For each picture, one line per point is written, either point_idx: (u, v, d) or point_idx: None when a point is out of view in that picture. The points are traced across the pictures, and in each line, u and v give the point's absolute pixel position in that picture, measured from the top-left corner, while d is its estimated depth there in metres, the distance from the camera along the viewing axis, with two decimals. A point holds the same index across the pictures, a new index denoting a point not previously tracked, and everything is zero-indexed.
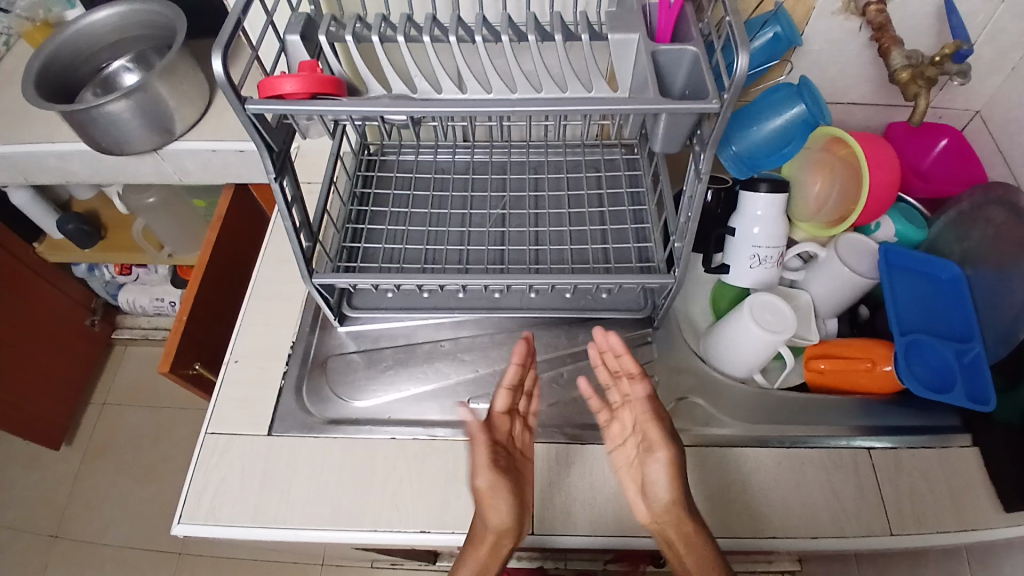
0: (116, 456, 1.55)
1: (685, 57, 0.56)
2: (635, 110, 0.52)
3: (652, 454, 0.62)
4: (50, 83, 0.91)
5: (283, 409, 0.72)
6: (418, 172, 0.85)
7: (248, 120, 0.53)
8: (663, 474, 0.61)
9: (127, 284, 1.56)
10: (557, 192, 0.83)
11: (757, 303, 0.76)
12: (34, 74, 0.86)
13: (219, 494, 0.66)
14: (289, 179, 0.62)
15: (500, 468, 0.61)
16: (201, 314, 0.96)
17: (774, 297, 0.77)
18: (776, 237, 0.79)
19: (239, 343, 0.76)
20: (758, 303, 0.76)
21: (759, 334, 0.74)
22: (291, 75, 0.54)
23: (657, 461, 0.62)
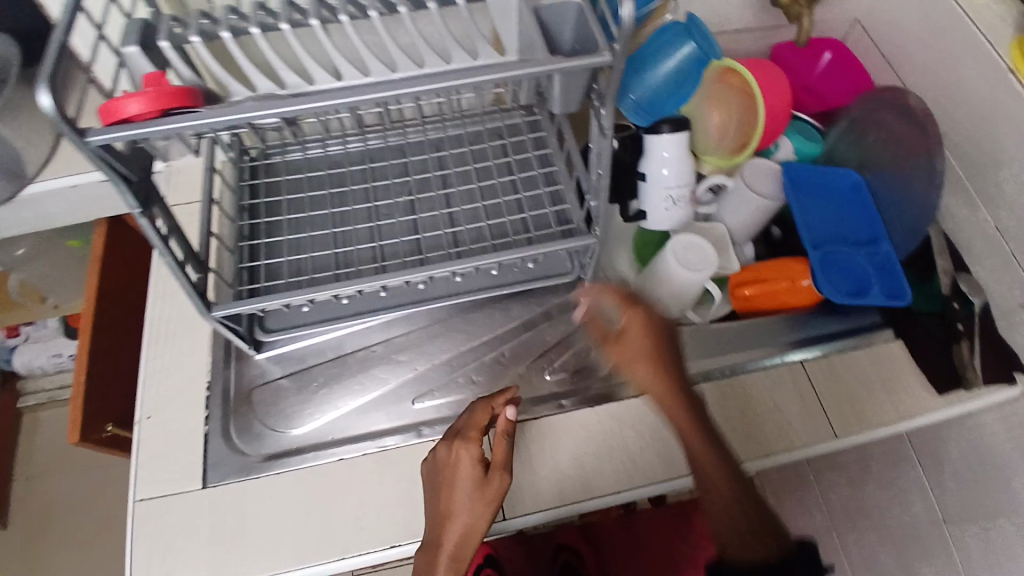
0: (53, 530, 1.44)
1: (567, 10, 0.53)
2: (526, 75, 0.49)
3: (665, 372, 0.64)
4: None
5: (215, 456, 0.66)
6: (311, 170, 0.79)
7: (96, 156, 0.47)
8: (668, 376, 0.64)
9: (18, 346, 1.40)
10: (464, 167, 0.80)
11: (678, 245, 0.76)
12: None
13: (164, 563, 0.61)
14: (163, 211, 0.55)
15: (509, 474, 0.59)
16: (102, 368, 0.88)
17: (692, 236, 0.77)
18: (684, 175, 0.78)
19: (151, 395, 0.69)
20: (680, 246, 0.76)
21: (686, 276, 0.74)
22: (133, 94, 0.48)
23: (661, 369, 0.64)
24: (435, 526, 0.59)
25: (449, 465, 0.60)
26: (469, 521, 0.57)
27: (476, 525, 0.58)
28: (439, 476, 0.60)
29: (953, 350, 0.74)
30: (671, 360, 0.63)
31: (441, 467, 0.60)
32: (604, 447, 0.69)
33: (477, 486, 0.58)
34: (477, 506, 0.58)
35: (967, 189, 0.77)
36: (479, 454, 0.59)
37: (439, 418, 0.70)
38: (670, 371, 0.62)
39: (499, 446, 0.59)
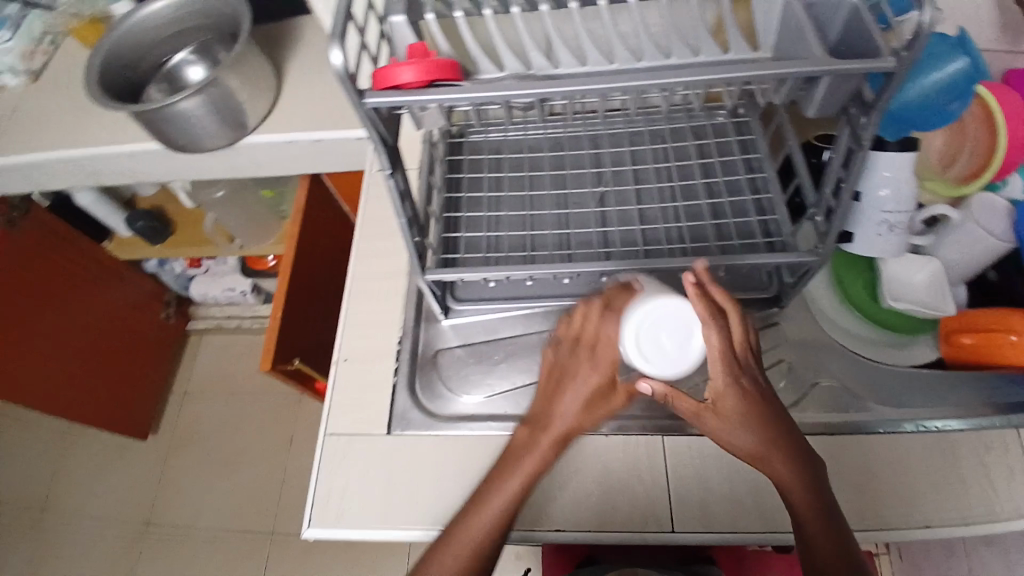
0: (199, 446, 1.60)
1: (843, 8, 0.49)
2: (795, 74, 0.46)
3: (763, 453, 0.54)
4: (112, 82, 0.89)
5: (400, 409, 0.70)
6: (507, 151, 0.80)
7: (366, 115, 0.50)
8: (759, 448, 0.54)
9: (197, 276, 1.56)
10: (661, 165, 0.78)
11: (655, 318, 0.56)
12: (93, 75, 0.84)
13: (346, 497, 0.67)
14: None
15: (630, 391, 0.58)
16: (295, 308, 0.94)
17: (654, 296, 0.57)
18: (907, 199, 0.70)
19: (347, 341, 0.74)
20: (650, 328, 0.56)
21: (671, 366, 0.56)
22: (409, 64, 0.50)
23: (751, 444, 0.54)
24: (536, 414, 0.58)
25: (573, 372, 0.58)
26: (578, 423, 0.57)
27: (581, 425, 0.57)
28: (556, 379, 0.58)
29: None
30: (757, 432, 0.53)
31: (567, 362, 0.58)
32: None
33: (601, 393, 0.57)
34: (590, 413, 0.57)
35: None
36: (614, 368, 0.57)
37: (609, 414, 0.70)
38: (758, 442, 0.54)
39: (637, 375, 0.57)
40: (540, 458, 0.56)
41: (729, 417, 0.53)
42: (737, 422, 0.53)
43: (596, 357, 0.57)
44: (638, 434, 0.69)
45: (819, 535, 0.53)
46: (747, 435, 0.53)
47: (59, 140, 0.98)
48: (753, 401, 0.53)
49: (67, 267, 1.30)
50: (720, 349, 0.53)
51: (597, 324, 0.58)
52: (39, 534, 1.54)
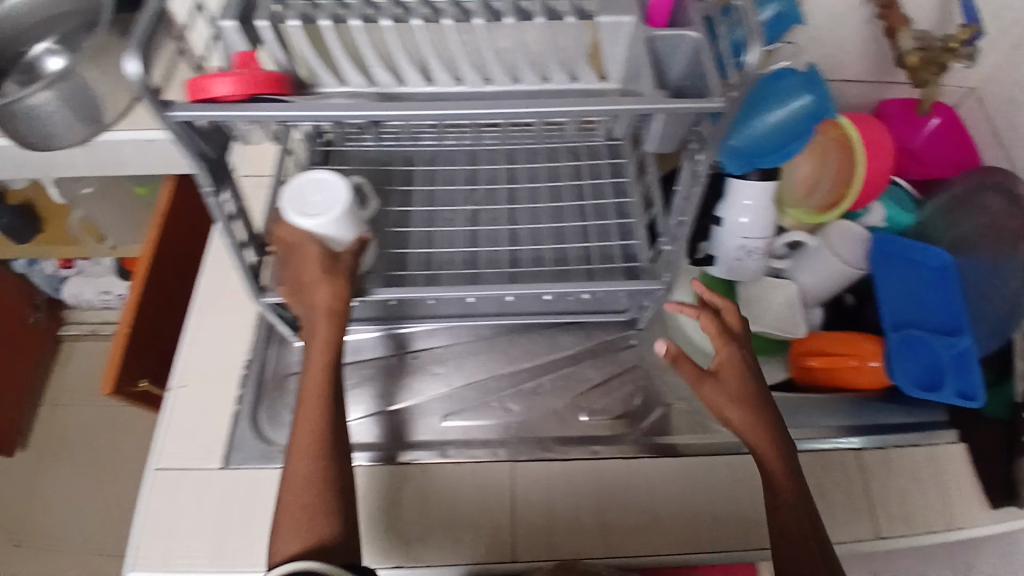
0: (67, 458, 1.48)
1: (684, 43, 0.49)
2: (626, 110, 0.47)
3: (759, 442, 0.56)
4: None
5: (240, 440, 0.68)
6: (380, 163, 0.78)
7: (176, 129, 0.46)
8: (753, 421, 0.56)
9: (70, 278, 1.43)
10: (534, 185, 0.77)
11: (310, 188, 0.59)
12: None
13: (173, 533, 0.63)
14: (230, 189, 0.55)
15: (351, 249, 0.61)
16: (147, 324, 0.88)
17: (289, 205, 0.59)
18: (764, 226, 0.74)
19: (183, 366, 0.71)
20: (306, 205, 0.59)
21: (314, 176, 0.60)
22: (226, 76, 0.46)
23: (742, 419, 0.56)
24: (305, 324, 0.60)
25: (298, 266, 0.59)
26: (333, 294, 0.58)
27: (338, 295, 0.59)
28: (294, 279, 0.60)
29: (1018, 465, 0.68)
30: (757, 411, 0.57)
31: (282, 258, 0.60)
32: (633, 503, 0.66)
33: (329, 266, 0.59)
34: (334, 283, 0.59)
35: None
36: (322, 242, 0.59)
37: (465, 439, 0.69)
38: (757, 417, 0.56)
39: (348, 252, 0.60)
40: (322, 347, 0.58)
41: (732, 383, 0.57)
42: (732, 391, 0.57)
43: (299, 249, 0.59)
44: (495, 459, 0.68)
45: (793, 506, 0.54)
46: (743, 407, 0.56)
47: None
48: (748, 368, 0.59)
49: None
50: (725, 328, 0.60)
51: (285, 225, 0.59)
52: None
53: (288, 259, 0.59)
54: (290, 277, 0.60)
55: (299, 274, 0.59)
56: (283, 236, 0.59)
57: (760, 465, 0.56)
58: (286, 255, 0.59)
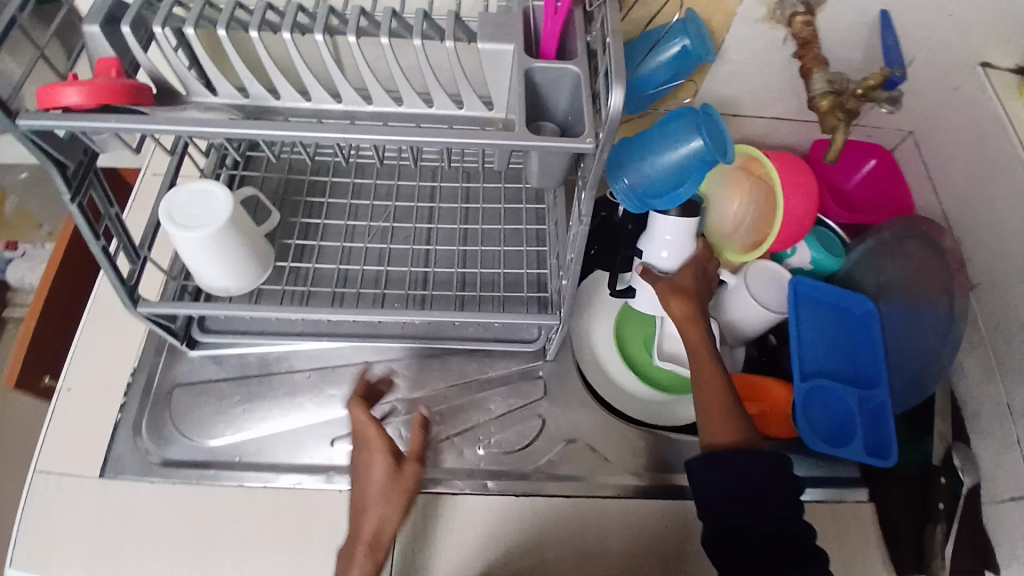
0: None
1: (565, 77, 0.47)
2: (498, 145, 0.44)
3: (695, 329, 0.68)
4: None
5: (118, 450, 0.65)
6: (294, 172, 0.76)
7: (26, 139, 0.44)
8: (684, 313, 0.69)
9: None
10: (452, 205, 0.75)
11: (199, 195, 0.57)
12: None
13: (43, 546, 0.60)
14: (100, 197, 0.53)
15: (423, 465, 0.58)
16: (55, 321, 0.85)
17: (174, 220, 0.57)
18: (685, 262, 0.72)
19: (72, 367, 0.68)
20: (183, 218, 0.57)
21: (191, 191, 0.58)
22: (78, 85, 0.44)
23: (682, 310, 0.69)
24: (350, 520, 0.57)
25: (362, 467, 0.59)
26: (382, 513, 0.56)
27: (388, 516, 0.56)
28: (355, 473, 0.60)
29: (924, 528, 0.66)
30: (698, 305, 0.70)
31: (354, 451, 0.61)
32: (519, 541, 0.64)
33: (390, 480, 0.57)
34: (388, 494, 0.56)
35: (987, 351, 0.69)
36: (392, 447, 0.58)
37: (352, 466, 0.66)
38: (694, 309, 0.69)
39: (414, 434, 0.59)
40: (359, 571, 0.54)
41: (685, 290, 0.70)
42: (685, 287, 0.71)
43: (367, 443, 0.60)
44: None
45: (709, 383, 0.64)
46: (684, 301, 0.69)
47: None
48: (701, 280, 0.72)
49: None
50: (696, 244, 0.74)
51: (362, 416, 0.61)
52: None
53: (360, 450, 0.60)
54: (354, 476, 0.60)
55: (360, 476, 0.59)
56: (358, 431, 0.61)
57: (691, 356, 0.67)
58: (358, 447, 0.61)
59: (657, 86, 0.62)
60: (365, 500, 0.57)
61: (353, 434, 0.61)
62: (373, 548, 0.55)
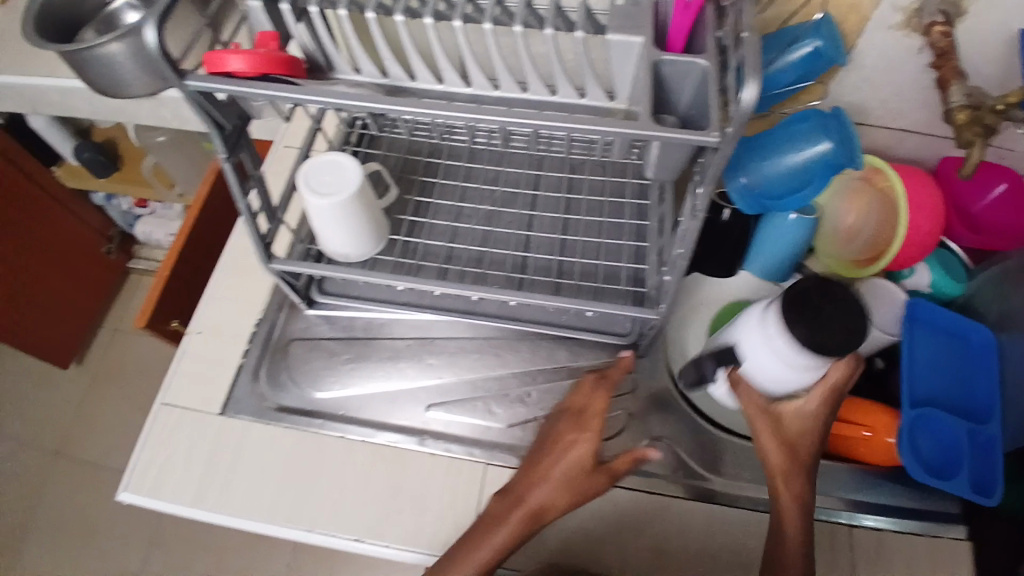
0: (122, 383, 1.61)
1: (694, 70, 0.47)
2: (622, 134, 0.45)
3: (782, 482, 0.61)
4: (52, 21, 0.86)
5: (238, 392, 0.71)
6: (412, 152, 0.80)
7: (192, 99, 0.49)
8: (771, 450, 0.61)
9: (144, 216, 1.55)
10: (556, 194, 0.77)
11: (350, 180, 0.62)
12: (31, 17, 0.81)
13: (165, 471, 0.67)
14: (247, 157, 0.57)
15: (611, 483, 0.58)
16: (187, 272, 0.94)
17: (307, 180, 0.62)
18: (795, 394, 0.61)
19: (204, 313, 0.75)
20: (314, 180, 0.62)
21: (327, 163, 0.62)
22: (240, 54, 0.48)
23: (772, 452, 0.61)
24: (520, 478, 0.60)
25: (564, 442, 0.60)
26: (552, 499, 0.57)
27: (558, 501, 0.58)
28: (550, 442, 0.61)
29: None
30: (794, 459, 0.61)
31: (564, 422, 0.61)
32: (597, 525, 0.66)
33: (578, 474, 0.58)
34: (570, 486, 0.58)
35: None
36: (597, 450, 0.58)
37: (442, 433, 0.70)
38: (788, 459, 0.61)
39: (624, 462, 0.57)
40: (506, 529, 0.57)
41: (809, 410, 0.61)
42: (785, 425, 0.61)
43: (584, 421, 0.60)
44: (470, 458, 0.68)
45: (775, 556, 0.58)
46: (777, 448, 0.61)
47: None
48: (814, 420, 0.61)
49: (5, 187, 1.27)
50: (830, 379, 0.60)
51: (598, 391, 0.62)
52: None
53: (572, 420, 0.61)
54: (547, 444, 0.61)
55: (549, 445, 0.60)
56: (579, 413, 0.61)
57: (772, 490, 0.61)
58: (571, 420, 0.61)
59: (783, 86, 0.61)
60: (544, 474, 0.58)
61: (567, 408, 0.62)
62: (530, 518, 0.57)
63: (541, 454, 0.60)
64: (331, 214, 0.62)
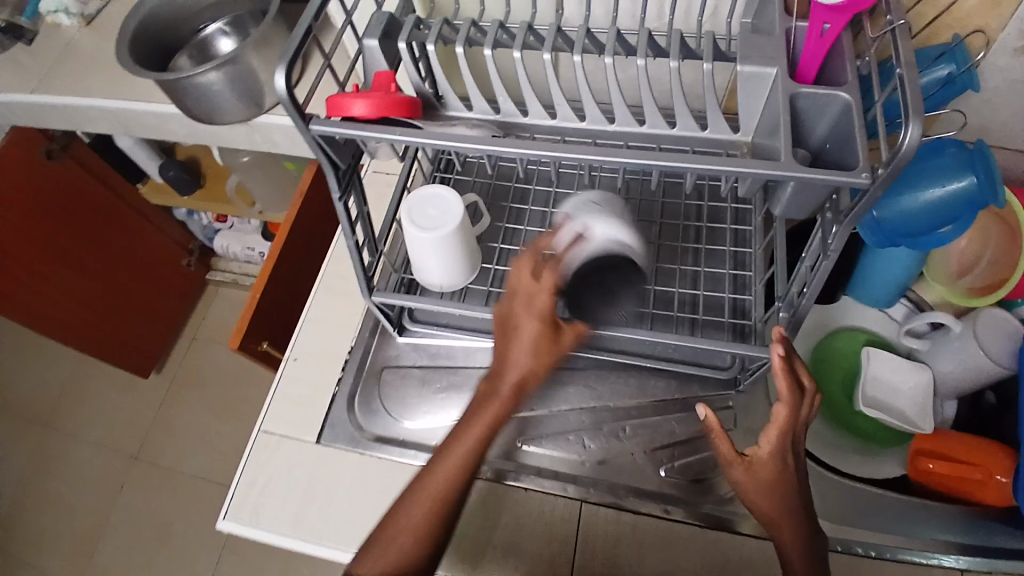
0: (198, 391, 1.67)
1: (831, 104, 0.45)
2: (754, 175, 0.43)
3: (779, 528, 0.55)
4: (149, 49, 0.88)
5: (334, 418, 0.72)
6: (501, 177, 0.79)
7: (313, 141, 0.49)
8: (760, 500, 0.55)
9: (222, 230, 1.60)
10: (648, 220, 0.75)
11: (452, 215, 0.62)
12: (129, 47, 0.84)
13: (265, 495, 0.69)
14: (355, 198, 0.58)
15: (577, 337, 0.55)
16: (276, 293, 0.96)
17: (411, 209, 0.62)
18: (771, 449, 0.54)
19: (300, 338, 0.77)
20: (415, 212, 0.62)
21: (432, 194, 0.63)
22: (362, 97, 0.49)
23: (761, 501, 0.55)
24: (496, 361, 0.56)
25: (517, 319, 0.54)
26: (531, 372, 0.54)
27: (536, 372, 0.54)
28: (502, 328, 0.55)
29: None
30: (788, 506, 0.55)
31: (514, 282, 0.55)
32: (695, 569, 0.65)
33: (545, 345, 0.54)
34: (541, 357, 0.54)
35: None
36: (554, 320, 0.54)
37: (536, 467, 0.70)
38: (781, 505, 0.55)
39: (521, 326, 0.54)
40: (493, 417, 0.54)
41: (769, 463, 0.54)
42: (770, 479, 0.54)
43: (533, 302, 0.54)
44: (564, 495, 0.69)
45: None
46: (770, 502, 0.55)
47: (98, 88, 1.02)
48: (782, 461, 0.54)
49: (91, 204, 1.33)
50: (782, 419, 0.53)
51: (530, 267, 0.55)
52: (42, 442, 1.64)
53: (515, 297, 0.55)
54: (505, 314, 0.55)
55: (507, 320, 0.55)
56: (523, 297, 0.54)
57: (774, 539, 0.56)
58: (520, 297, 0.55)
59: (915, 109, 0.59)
60: (516, 359, 0.54)
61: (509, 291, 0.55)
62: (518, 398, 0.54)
63: (504, 334, 0.55)
64: (431, 248, 0.62)
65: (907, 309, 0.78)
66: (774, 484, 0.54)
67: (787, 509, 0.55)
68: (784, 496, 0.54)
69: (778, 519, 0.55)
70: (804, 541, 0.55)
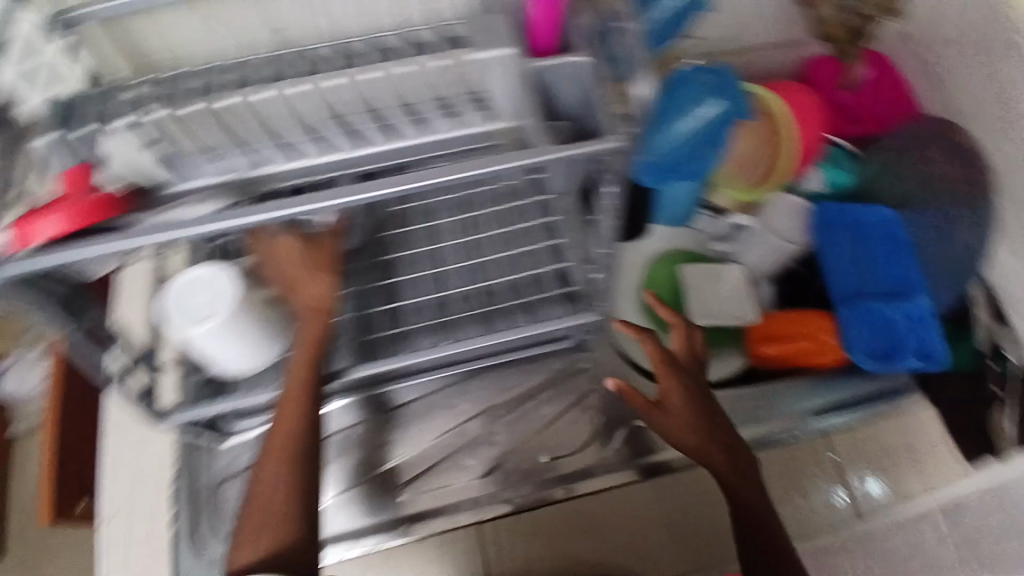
0: None
1: (572, 70, 0.44)
2: (513, 168, 0.40)
3: (709, 456, 0.56)
4: None
5: (182, 565, 0.64)
6: None
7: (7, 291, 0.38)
8: (683, 436, 0.56)
9: None
10: (453, 219, 0.71)
11: (224, 296, 0.52)
12: None
13: None
14: (83, 331, 0.48)
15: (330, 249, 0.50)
16: (69, 439, 0.80)
17: (180, 299, 0.52)
18: (667, 382, 0.56)
19: (104, 497, 0.66)
20: (184, 304, 0.52)
21: (203, 277, 0.52)
22: (47, 213, 0.38)
23: (684, 436, 0.56)
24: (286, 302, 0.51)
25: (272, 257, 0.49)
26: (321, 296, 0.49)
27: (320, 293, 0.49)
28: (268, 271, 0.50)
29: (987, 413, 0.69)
30: (707, 428, 0.56)
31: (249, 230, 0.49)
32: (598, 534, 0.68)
33: (307, 259, 0.49)
34: (315, 281, 0.49)
35: None
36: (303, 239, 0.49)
37: (426, 509, 0.68)
38: (701, 431, 0.56)
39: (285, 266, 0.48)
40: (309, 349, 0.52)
41: (673, 396, 0.56)
42: (681, 411, 0.56)
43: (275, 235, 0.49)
44: (459, 526, 0.68)
45: (752, 495, 0.56)
46: (689, 433, 0.56)
47: None
48: (683, 389, 0.56)
49: None
50: (658, 353, 0.56)
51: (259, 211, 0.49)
52: None
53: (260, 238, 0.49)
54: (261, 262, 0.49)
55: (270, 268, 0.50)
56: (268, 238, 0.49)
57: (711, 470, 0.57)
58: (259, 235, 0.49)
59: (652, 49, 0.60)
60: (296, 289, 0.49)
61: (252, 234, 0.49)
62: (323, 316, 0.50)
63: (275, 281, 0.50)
64: (218, 338, 0.54)
65: (712, 218, 0.79)
66: (685, 412, 0.56)
67: (708, 432, 0.56)
68: (698, 419, 0.56)
69: (704, 447, 0.56)
70: (731, 457, 0.56)
